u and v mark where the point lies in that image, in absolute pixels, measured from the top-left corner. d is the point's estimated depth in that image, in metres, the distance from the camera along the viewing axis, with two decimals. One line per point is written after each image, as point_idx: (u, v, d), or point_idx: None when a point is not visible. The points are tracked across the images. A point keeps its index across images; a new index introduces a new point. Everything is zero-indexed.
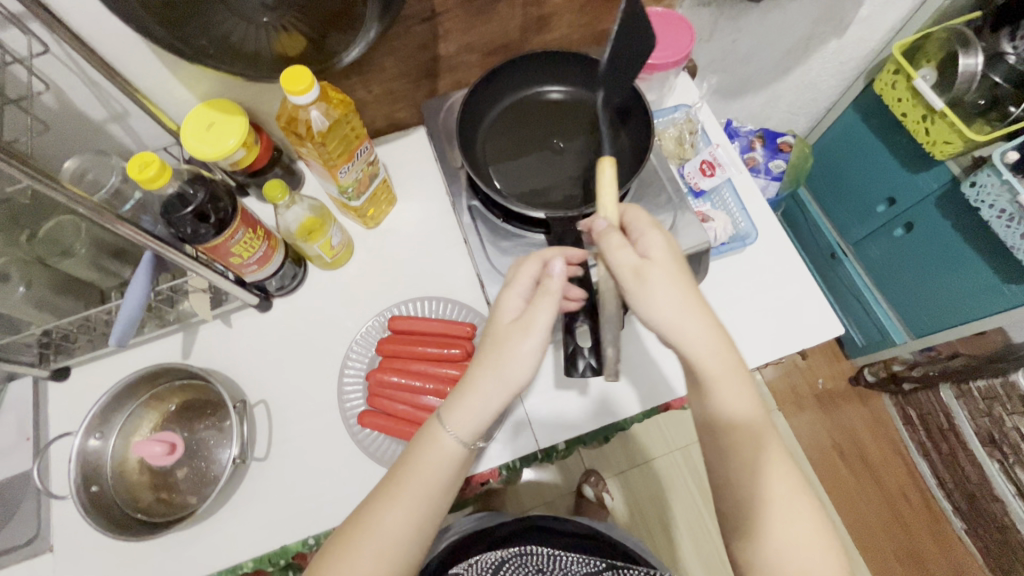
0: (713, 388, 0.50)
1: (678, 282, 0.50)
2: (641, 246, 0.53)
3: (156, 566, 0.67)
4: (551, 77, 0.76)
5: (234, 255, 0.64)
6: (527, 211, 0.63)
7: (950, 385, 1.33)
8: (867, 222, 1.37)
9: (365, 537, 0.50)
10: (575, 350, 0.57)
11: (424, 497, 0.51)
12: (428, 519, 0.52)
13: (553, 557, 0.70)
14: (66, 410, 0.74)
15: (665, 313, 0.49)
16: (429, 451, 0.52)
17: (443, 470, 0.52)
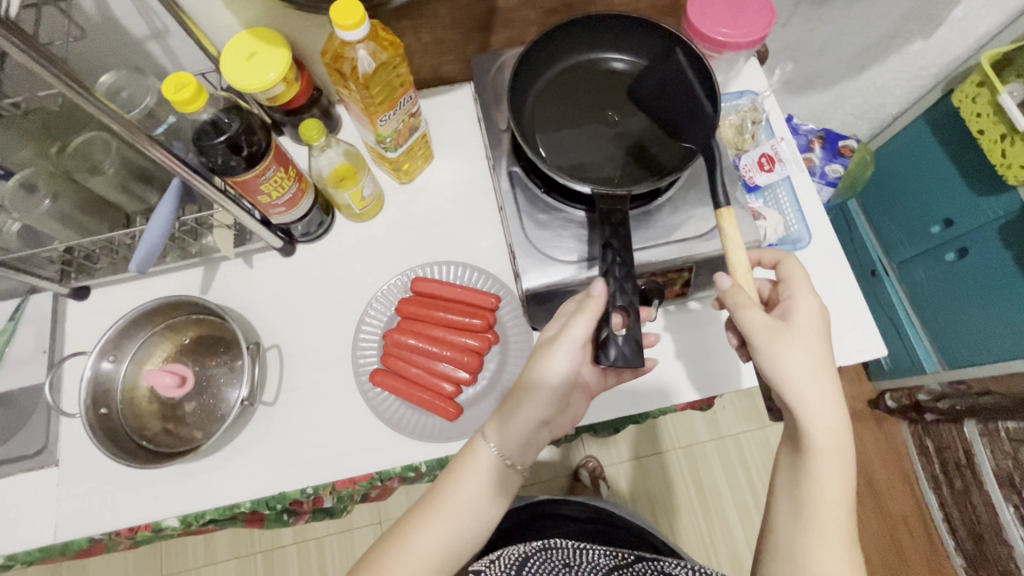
0: (815, 459, 0.51)
1: (812, 350, 0.52)
2: (790, 306, 0.56)
3: (155, 494, 0.68)
4: (615, 45, 0.71)
5: (263, 194, 0.62)
6: (571, 184, 0.59)
7: (975, 421, 1.24)
8: (916, 242, 1.30)
9: (404, 548, 0.53)
10: (604, 336, 0.53)
11: (458, 515, 0.54)
12: (462, 538, 0.55)
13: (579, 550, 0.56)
14: (82, 330, 0.74)
15: (787, 375, 0.51)
16: (468, 467, 0.55)
17: (481, 483, 0.55)
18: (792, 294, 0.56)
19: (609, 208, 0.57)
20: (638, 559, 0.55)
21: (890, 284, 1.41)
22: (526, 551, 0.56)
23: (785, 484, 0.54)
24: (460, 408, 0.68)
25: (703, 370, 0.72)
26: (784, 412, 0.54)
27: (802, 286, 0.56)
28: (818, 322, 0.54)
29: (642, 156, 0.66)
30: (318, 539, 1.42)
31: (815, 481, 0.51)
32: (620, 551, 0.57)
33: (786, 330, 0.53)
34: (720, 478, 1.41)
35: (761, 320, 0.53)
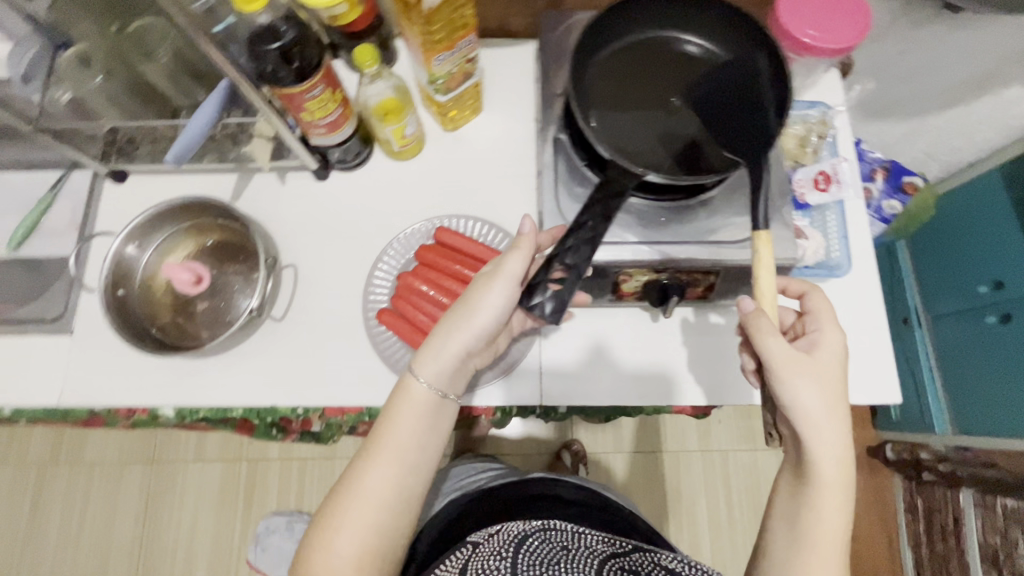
0: (820, 490, 0.54)
1: (827, 385, 0.54)
2: (815, 336, 0.57)
3: (154, 381, 0.70)
4: (693, 26, 0.67)
5: (307, 111, 0.62)
6: (594, 144, 0.56)
7: (973, 490, 1.22)
8: (958, 298, 1.24)
9: (353, 498, 0.53)
10: (536, 285, 0.51)
11: (400, 455, 0.55)
12: (408, 480, 0.55)
13: (577, 534, 0.58)
14: (113, 211, 0.76)
15: (803, 408, 0.53)
16: (403, 403, 0.56)
17: (418, 417, 0.56)
18: (819, 328, 0.57)
19: (616, 177, 0.53)
20: (635, 549, 0.58)
21: (920, 336, 1.36)
22: (527, 529, 0.57)
23: (783, 510, 0.56)
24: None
25: (704, 380, 0.70)
26: (790, 440, 0.56)
27: (830, 319, 0.57)
28: (838, 360, 0.56)
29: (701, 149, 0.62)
30: (301, 460, 1.47)
31: (814, 514, 0.54)
32: (616, 540, 0.59)
33: (807, 363, 0.54)
34: (699, 488, 1.41)
35: (784, 351, 0.53)
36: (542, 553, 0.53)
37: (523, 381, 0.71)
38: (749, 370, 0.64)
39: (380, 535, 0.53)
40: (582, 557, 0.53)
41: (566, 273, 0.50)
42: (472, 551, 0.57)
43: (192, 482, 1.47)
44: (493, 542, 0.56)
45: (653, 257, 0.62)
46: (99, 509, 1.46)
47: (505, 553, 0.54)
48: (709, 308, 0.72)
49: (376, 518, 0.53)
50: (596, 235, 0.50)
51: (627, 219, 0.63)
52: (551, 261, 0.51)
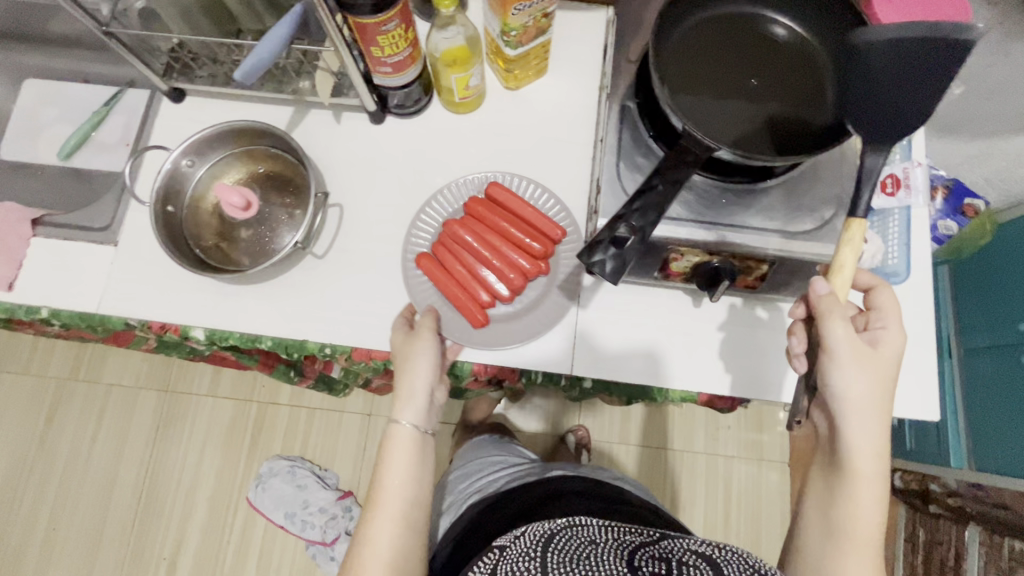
0: (853, 481, 0.55)
1: (879, 378, 0.54)
2: (873, 333, 0.57)
3: (190, 303, 0.71)
4: (782, 6, 0.64)
5: (377, 46, 0.61)
6: (672, 114, 0.55)
7: (980, 529, 1.25)
8: (993, 332, 1.21)
9: (369, 550, 0.58)
10: (599, 241, 0.49)
11: (401, 493, 0.60)
12: (412, 511, 0.60)
13: (605, 528, 0.61)
14: (167, 129, 0.76)
15: (850, 394, 0.54)
16: (393, 448, 0.61)
17: (409, 454, 0.61)
18: (884, 325, 0.56)
19: (690, 148, 0.51)
20: (664, 538, 0.61)
21: (949, 367, 1.34)
22: (553, 528, 0.61)
23: (817, 496, 0.58)
24: (487, 318, 0.69)
25: (739, 370, 0.69)
26: (828, 431, 0.57)
27: (896, 316, 0.56)
28: (896, 358, 0.55)
29: (776, 134, 0.60)
30: (310, 409, 1.49)
31: (851, 503, 0.55)
32: (645, 530, 0.63)
33: (867, 355, 0.54)
34: (700, 489, 1.41)
35: (847, 336, 0.53)
36: (570, 550, 0.56)
37: (555, 351, 0.69)
38: (794, 354, 0.61)
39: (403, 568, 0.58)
40: (611, 549, 0.57)
41: (632, 236, 0.49)
42: (499, 556, 0.59)
43: (202, 415, 1.49)
44: (519, 544, 0.59)
45: (710, 239, 0.60)
46: (111, 429, 1.49)
47: (533, 553, 0.57)
48: (755, 301, 0.70)
49: (392, 555, 0.58)
50: (665, 202, 0.49)
51: (688, 197, 0.61)
52: (616, 222, 0.49)
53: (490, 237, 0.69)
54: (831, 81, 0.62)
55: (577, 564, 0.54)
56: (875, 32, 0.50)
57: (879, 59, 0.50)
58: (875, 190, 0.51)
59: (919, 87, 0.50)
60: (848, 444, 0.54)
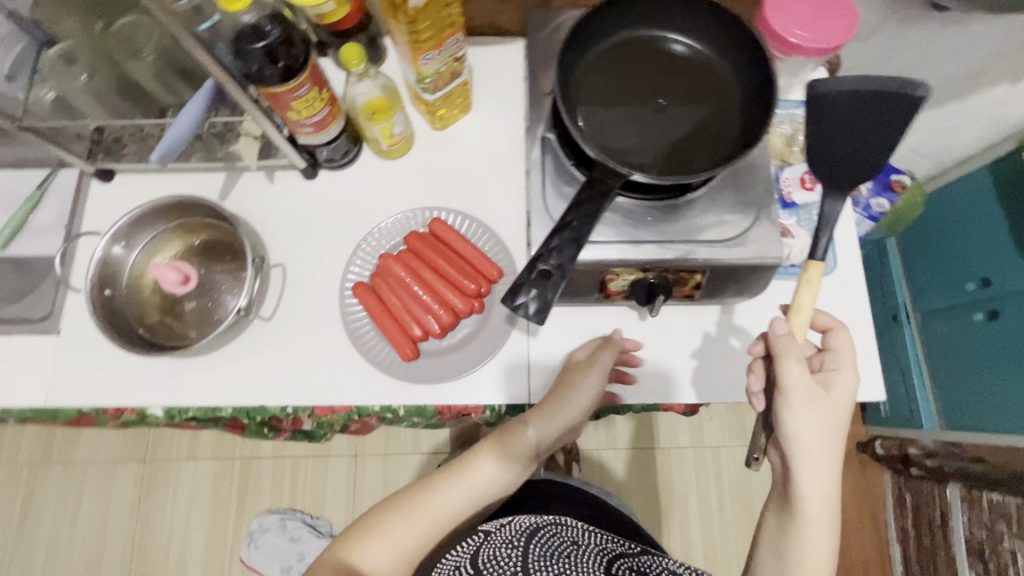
0: (806, 525, 0.56)
1: (833, 424, 0.56)
2: (828, 376, 0.59)
3: (142, 382, 0.70)
4: (679, 25, 0.66)
5: (293, 110, 0.61)
6: (580, 141, 0.56)
7: (960, 485, 1.25)
8: (947, 296, 1.27)
9: (423, 506, 0.62)
10: (521, 284, 0.51)
11: (481, 477, 0.63)
12: (481, 496, 0.64)
13: (588, 533, 0.65)
14: (101, 210, 0.75)
15: (803, 438, 0.55)
16: (511, 450, 0.63)
17: (516, 461, 0.64)
18: (837, 367, 0.59)
19: (602, 178, 0.53)
20: (643, 552, 0.64)
21: (909, 332, 1.38)
22: (537, 524, 0.64)
23: (770, 540, 0.58)
24: (417, 352, 0.70)
25: (695, 376, 0.70)
26: (782, 471, 0.59)
27: (850, 358, 0.60)
28: (849, 401, 0.58)
29: (688, 149, 0.62)
30: (295, 458, 1.47)
31: (801, 544, 0.56)
32: (625, 542, 0.66)
33: (822, 398, 0.56)
34: (691, 485, 1.42)
35: (802, 380, 0.56)
36: (552, 545, 0.59)
37: (507, 375, 0.70)
38: (752, 392, 0.64)
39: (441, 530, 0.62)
40: (591, 552, 0.60)
41: (552, 272, 0.51)
42: (483, 538, 0.62)
43: (185, 480, 1.47)
44: (504, 530, 0.62)
45: (640, 257, 0.62)
46: (92, 508, 1.45)
47: (516, 541, 0.60)
48: (729, 330, 0.71)
49: (443, 518, 0.62)
50: (580, 236, 0.51)
51: (616, 218, 0.63)
52: (535, 261, 0.51)
53: (426, 273, 0.71)
54: (734, 90, 0.65)
55: (558, 560, 0.57)
56: (829, 85, 0.58)
57: (837, 108, 0.59)
58: (833, 235, 0.56)
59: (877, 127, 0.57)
60: (801, 489, 0.56)
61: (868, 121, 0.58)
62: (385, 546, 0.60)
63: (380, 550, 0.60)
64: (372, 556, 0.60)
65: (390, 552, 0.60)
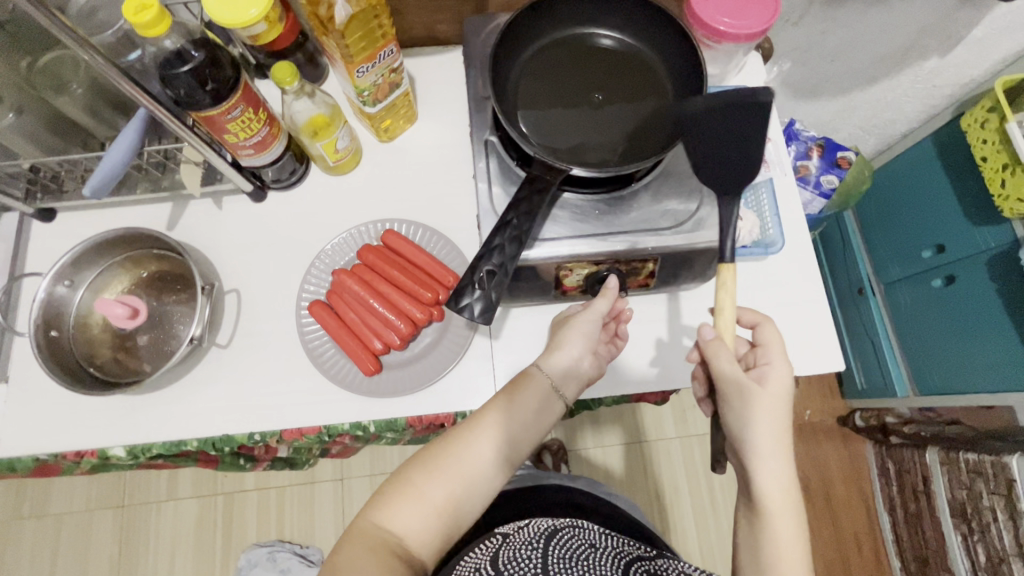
0: (771, 521, 0.56)
1: (779, 416, 0.58)
2: (762, 371, 0.60)
3: (100, 423, 0.68)
4: (605, 20, 0.68)
5: (229, 133, 0.61)
6: (519, 141, 0.56)
7: (937, 450, 1.30)
8: (906, 265, 1.30)
9: (455, 458, 0.58)
10: (464, 286, 0.52)
11: (509, 423, 0.60)
12: (510, 447, 0.60)
13: (605, 536, 0.64)
14: (45, 250, 0.73)
15: (755, 434, 0.57)
16: (529, 392, 0.62)
17: (538, 404, 0.62)
18: (770, 362, 0.60)
19: (540, 173, 0.54)
20: (660, 556, 0.63)
21: (875, 304, 1.41)
22: (557, 524, 0.64)
23: (745, 541, 0.58)
24: (379, 366, 0.69)
25: (659, 365, 0.71)
26: (739, 470, 0.59)
27: (778, 350, 0.61)
28: (787, 391, 0.59)
29: (626, 139, 0.63)
30: (278, 488, 1.44)
31: (774, 546, 0.55)
32: (643, 545, 0.66)
33: (759, 395, 0.57)
34: (680, 474, 1.42)
35: (734, 379, 0.58)
36: (571, 547, 0.59)
37: (472, 379, 0.69)
38: (699, 398, 0.67)
39: (476, 486, 0.59)
40: (609, 555, 0.60)
41: (494, 273, 0.52)
42: (502, 541, 0.62)
43: (166, 521, 1.42)
44: (523, 532, 0.62)
45: (590, 250, 0.62)
46: (70, 560, 1.40)
47: (536, 542, 0.60)
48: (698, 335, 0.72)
49: (477, 471, 0.59)
50: (522, 233, 0.52)
51: (564, 213, 0.64)
52: (476, 264, 0.52)
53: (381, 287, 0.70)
54: (666, 79, 0.66)
55: (577, 563, 0.56)
56: (693, 105, 0.58)
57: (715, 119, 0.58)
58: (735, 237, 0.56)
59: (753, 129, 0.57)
60: (760, 487, 0.56)
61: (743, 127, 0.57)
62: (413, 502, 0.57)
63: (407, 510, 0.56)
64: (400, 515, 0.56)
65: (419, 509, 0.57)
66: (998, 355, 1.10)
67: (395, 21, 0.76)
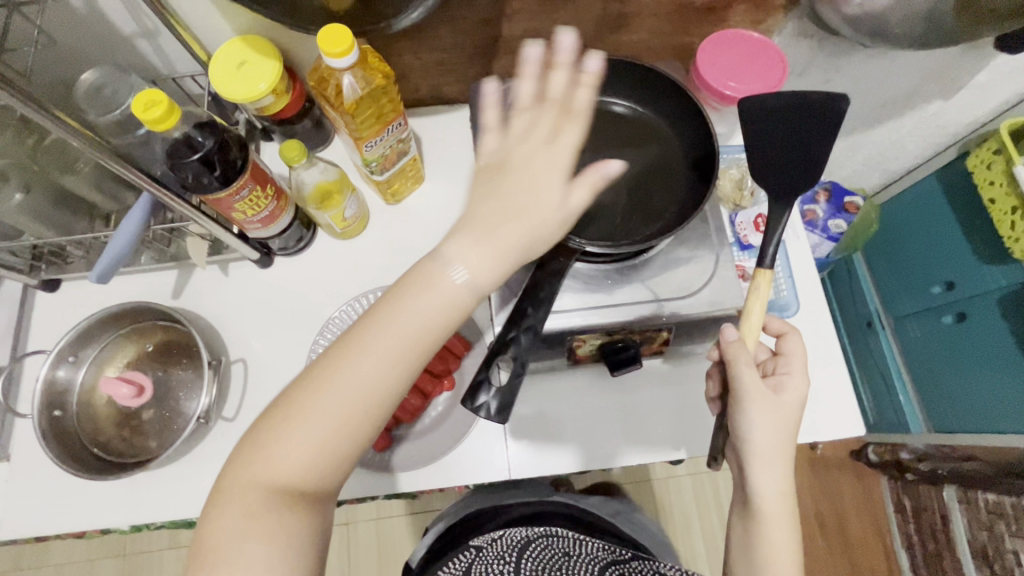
0: (764, 522, 0.55)
1: (785, 423, 0.56)
2: (779, 377, 0.59)
3: (102, 503, 0.66)
4: (615, 88, 0.68)
5: (237, 211, 0.60)
6: None
7: (955, 488, 1.31)
8: (916, 300, 1.29)
9: (324, 390, 0.40)
10: (480, 384, 0.52)
11: (396, 348, 0.41)
12: (395, 376, 0.41)
13: (577, 542, 0.67)
14: (47, 325, 0.71)
15: (756, 440, 0.56)
16: (421, 292, 0.42)
17: (432, 311, 0.42)
18: (789, 372, 0.59)
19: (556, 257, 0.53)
20: (633, 556, 0.65)
21: (884, 338, 1.40)
22: (530, 536, 0.68)
23: (738, 544, 0.57)
24: (390, 440, 0.68)
25: (675, 432, 0.69)
26: (738, 474, 0.59)
27: (800, 360, 0.60)
28: (800, 403, 0.58)
29: (636, 207, 0.63)
30: None
31: (767, 546, 0.55)
32: (616, 549, 0.67)
33: (773, 401, 0.56)
34: (694, 516, 1.39)
35: (752, 381, 0.56)
36: (543, 559, 0.61)
37: (483, 450, 0.68)
38: (711, 398, 0.65)
39: (358, 429, 0.41)
40: (583, 561, 0.61)
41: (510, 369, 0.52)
42: (476, 554, 0.65)
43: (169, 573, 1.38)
44: (497, 545, 0.66)
45: (603, 323, 0.62)
46: None
47: (509, 555, 0.63)
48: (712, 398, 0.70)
49: (350, 411, 0.40)
50: (537, 326, 0.52)
51: (577, 283, 0.63)
52: (492, 357, 0.51)
53: (568, 136, 0.47)
54: (676, 144, 0.66)
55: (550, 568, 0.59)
56: (764, 99, 0.58)
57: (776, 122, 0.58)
58: (779, 244, 0.55)
59: (811, 132, 0.57)
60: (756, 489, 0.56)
61: (800, 127, 0.57)
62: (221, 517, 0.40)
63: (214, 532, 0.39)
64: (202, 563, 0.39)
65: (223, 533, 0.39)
66: (1015, 395, 1.08)
67: (400, 84, 0.76)
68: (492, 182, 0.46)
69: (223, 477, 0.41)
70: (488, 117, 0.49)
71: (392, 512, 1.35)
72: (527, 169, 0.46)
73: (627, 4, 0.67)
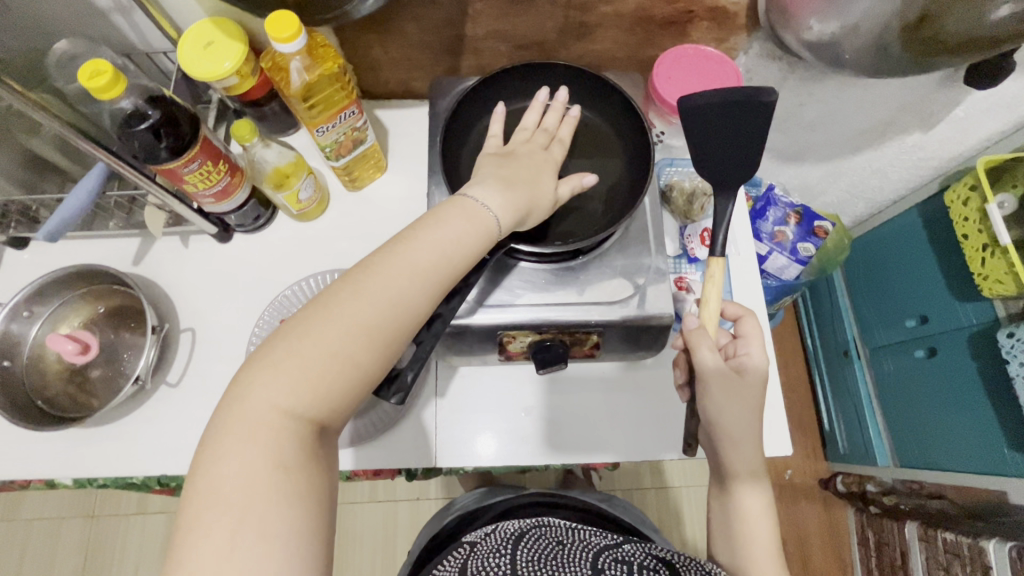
0: (741, 510, 0.58)
1: (753, 404, 0.57)
2: (739, 359, 0.60)
3: (38, 454, 0.68)
4: (574, 95, 0.70)
5: (188, 183, 0.62)
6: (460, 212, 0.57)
7: (917, 525, 1.23)
8: (889, 331, 1.29)
9: (353, 297, 0.46)
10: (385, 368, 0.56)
11: (424, 265, 0.48)
12: (420, 287, 0.48)
13: (573, 530, 0.64)
14: (9, 278, 0.74)
15: (725, 422, 0.56)
16: (451, 215, 0.51)
17: (458, 243, 0.50)
18: (748, 350, 0.59)
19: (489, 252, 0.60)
20: (626, 541, 0.61)
21: (859, 368, 1.39)
22: (524, 526, 0.63)
23: (722, 531, 0.59)
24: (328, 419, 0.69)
25: (607, 437, 0.70)
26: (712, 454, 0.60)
27: (759, 343, 0.60)
28: (763, 382, 0.58)
29: (575, 213, 0.66)
30: None
31: (744, 525, 0.58)
32: (609, 534, 0.64)
33: (739, 383, 0.57)
34: None
35: (719, 372, 0.56)
36: (540, 549, 0.57)
37: (419, 439, 0.70)
38: (678, 384, 0.66)
39: (382, 331, 0.46)
40: (577, 548, 0.58)
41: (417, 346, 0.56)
42: (471, 549, 0.60)
43: (132, 537, 1.40)
44: (492, 539, 0.61)
45: (533, 320, 0.63)
46: (35, 566, 1.38)
47: (504, 547, 0.59)
48: (637, 404, 0.72)
49: (377, 320, 0.46)
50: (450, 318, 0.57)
51: (514, 281, 0.64)
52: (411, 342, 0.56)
53: (557, 150, 0.62)
54: (621, 155, 0.69)
55: (545, 564, 0.55)
56: (697, 96, 0.58)
57: (711, 116, 0.58)
58: (726, 231, 0.57)
59: (750, 126, 0.58)
60: (733, 470, 0.58)
61: (738, 121, 0.58)
62: (238, 452, 0.41)
63: (227, 471, 0.40)
64: (219, 499, 0.39)
65: (245, 470, 0.40)
66: (975, 437, 1.07)
67: (370, 76, 0.78)
68: (505, 160, 0.58)
69: (251, 391, 0.43)
70: (495, 128, 0.62)
71: (354, 497, 1.35)
72: (531, 161, 0.59)
73: (589, 14, 0.68)
